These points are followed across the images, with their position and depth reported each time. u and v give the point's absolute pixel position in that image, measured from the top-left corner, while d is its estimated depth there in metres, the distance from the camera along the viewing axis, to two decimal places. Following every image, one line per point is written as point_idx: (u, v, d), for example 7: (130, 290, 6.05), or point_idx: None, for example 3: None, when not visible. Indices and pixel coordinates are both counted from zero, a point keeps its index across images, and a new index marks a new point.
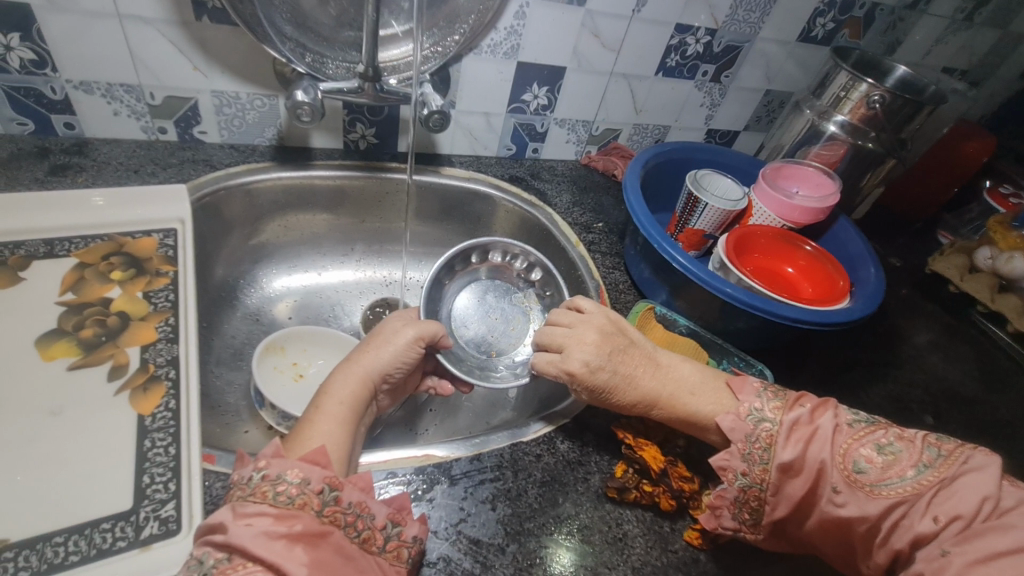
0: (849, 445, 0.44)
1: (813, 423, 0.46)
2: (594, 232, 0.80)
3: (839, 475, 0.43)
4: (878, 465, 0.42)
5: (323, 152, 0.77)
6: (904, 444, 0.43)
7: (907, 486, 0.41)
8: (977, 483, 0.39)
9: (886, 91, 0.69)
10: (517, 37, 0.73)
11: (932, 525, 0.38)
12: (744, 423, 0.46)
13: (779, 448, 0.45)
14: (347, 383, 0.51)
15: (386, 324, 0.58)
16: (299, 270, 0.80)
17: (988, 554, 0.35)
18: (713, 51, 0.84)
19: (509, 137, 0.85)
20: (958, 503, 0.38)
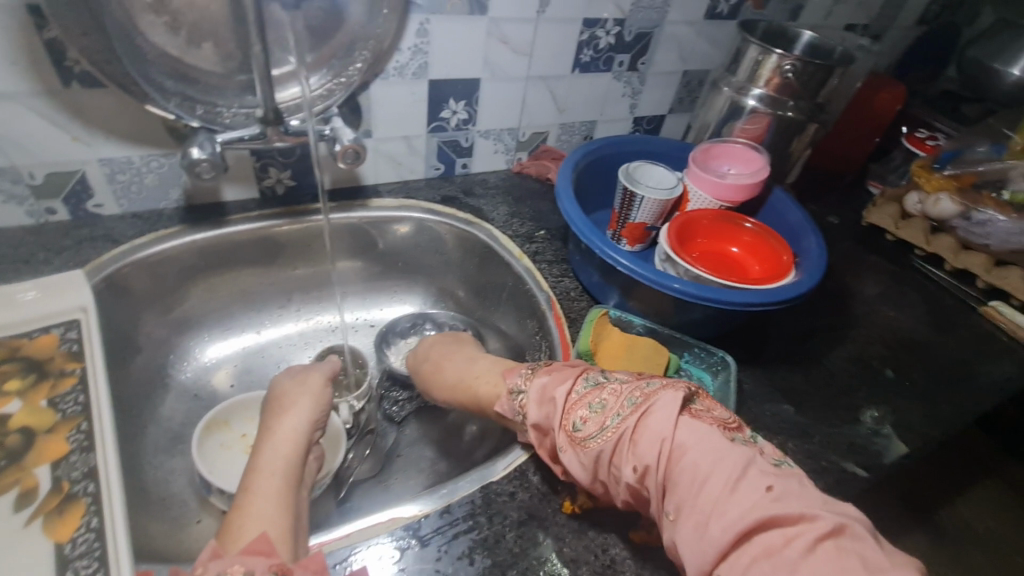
0: (568, 407, 0.44)
1: (554, 390, 0.46)
2: (536, 242, 0.78)
3: (566, 437, 0.44)
4: (589, 423, 0.43)
5: (238, 205, 0.72)
6: (610, 398, 0.44)
7: (607, 437, 0.42)
8: (660, 424, 0.40)
9: (797, 60, 0.70)
10: (423, 56, 0.70)
11: (635, 473, 0.40)
12: (512, 402, 0.49)
13: (530, 412, 0.47)
14: (275, 454, 0.49)
15: (293, 383, 0.57)
16: (235, 333, 0.75)
17: (687, 500, 0.36)
18: (625, 41, 0.83)
19: (435, 157, 0.82)
20: (647, 451, 0.39)
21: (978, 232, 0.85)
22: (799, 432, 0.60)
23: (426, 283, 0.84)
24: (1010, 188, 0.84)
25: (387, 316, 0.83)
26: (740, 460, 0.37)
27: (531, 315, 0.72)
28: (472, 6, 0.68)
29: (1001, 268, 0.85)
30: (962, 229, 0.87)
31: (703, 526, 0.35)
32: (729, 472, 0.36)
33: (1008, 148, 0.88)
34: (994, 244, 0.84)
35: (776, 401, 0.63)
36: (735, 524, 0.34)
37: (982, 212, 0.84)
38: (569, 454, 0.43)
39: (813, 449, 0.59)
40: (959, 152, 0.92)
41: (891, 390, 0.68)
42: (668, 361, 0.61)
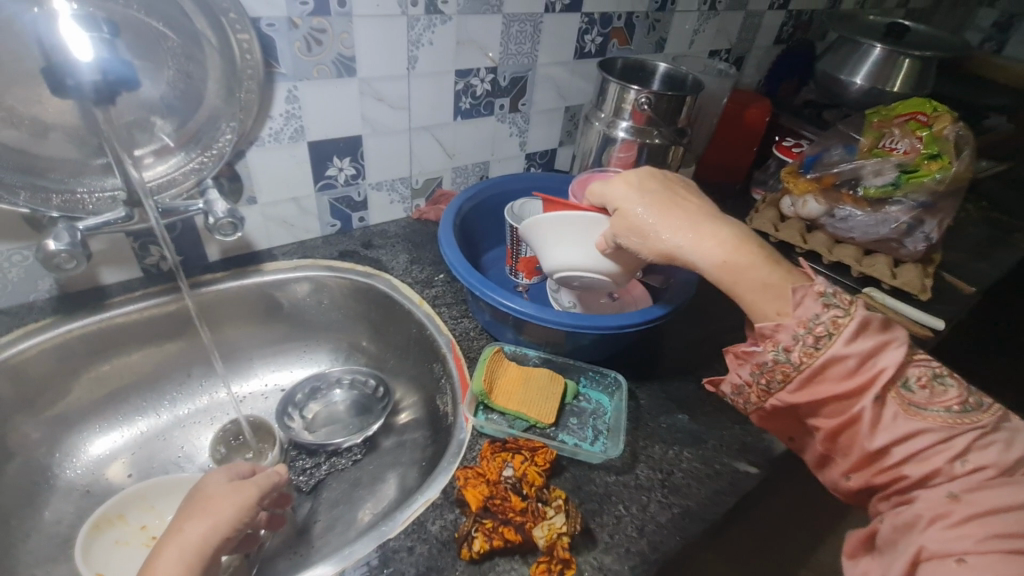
0: (906, 361, 0.46)
1: (886, 334, 0.47)
2: (437, 286, 0.79)
3: (887, 388, 0.45)
4: (927, 389, 0.45)
5: (120, 287, 0.70)
6: (954, 379, 0.46)
7: (939, 415, 0.44)
8: (1005, 446, 0.43)
9: (650, 94, 0.76)
10: (298, 120, 0.71)
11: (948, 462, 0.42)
12: (814, 304, 0.49)
13: (856, 339, 0.46)
14: (174, 560, 0.46)
15: (223, 486, 0.51)
16: (130, 418, 0.72)
17: (980, 510, 0.39)
18: (501, 86, 0.88)
19: (329, 214, 0.83)
20: (990, 453, 0.42)
21: (843, 226, 0.94)
22: (693, 439, 0.63)
23: (335, 338, 0.83)
24: (862, 184, 0.92)
25: (297, 378, 0.82)
26: None
27: (435, 359, 0.73)
28: (339, 69, 0.71)
29: (868, 258, 0.93)
30: (830, 226, 0.96)
31: (970, 536, 0.38)
32: None
33: (858, 148, 0.96)
34: (858, 236, 0.94)
35: (671, 412, 0.66)
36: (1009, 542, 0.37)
37: (843, 209, 0.94)
38: (877, 404, 0.45)
39: (708, 455, 0.61)
40: (819, 156, 1.00)
41: None
42: (565, 388, 0.64)
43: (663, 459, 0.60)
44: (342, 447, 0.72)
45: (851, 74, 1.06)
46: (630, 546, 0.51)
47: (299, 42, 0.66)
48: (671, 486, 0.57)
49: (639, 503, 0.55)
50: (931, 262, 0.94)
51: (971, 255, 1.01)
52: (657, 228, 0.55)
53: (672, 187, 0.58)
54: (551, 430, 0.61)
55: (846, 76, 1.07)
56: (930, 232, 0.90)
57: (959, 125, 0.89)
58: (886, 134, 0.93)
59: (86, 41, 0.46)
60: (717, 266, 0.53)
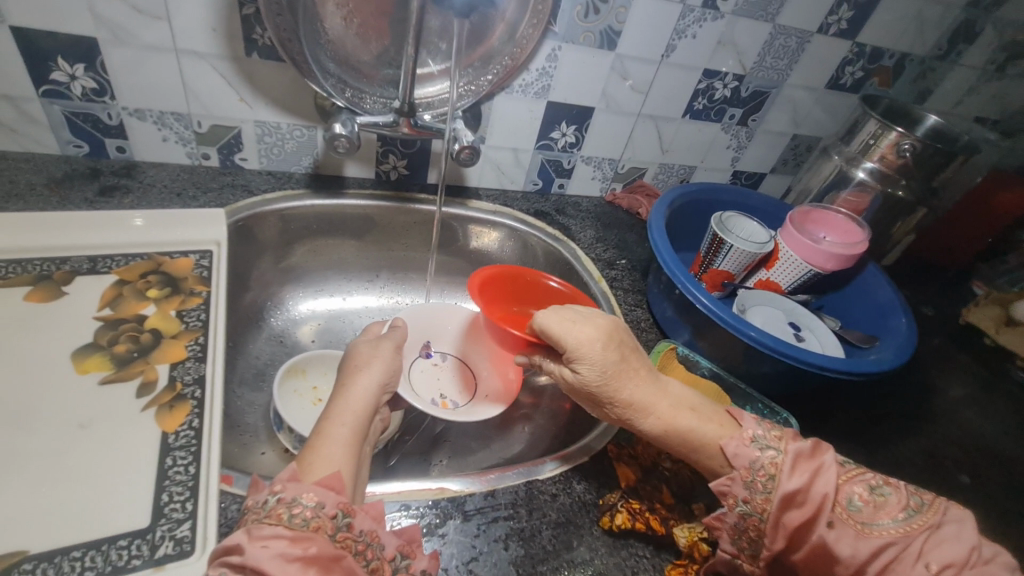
0: (844, 478, 0.43)
1: (815, 458, 0.44)
2: (617, 269, 0.80)
3: (834, 512, 0.41)
4: (870, 504, 0.41)
5: (356, 182, 0.79)
6: (892, 487, 0.43)
7: (897, 529, 0.40)
8: (953, 537, 0.39)
9: (917, 141, 0.69)
10: (548, 78, 0.75)
11: (925, 573, 0.38)
12: (748, 449, 0.45)
13: (784, 478, 0.43)
14: (347, 405, 0.51)
15: (369, 344, 0.58)
16: (325, 293, 0.82)
17: None
18: (740, 96, 0.85)
19: (536, 172, 0.87)
20: (949, 550, 0.38)
21: None
22: None
23: None
24: None
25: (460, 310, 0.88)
26: None
27: None
28: (603, 40, 0.73)
29: None
30: None
31: None
32: None
33: None
34: None
35: None
36: None
37: None
38: (830, 530, 0.41)
39: None
40: None
41: (964, 497, 0.64)
42: (729, 410, 0.61)
43: None
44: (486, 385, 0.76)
45: None
46: None
47: (580, 7, 0.69)
48: None
49: None
50: None
51: None
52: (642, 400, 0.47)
53: (633, 357, 0.48)
54: None
55: None
56: None
57: None
58: None
59: None
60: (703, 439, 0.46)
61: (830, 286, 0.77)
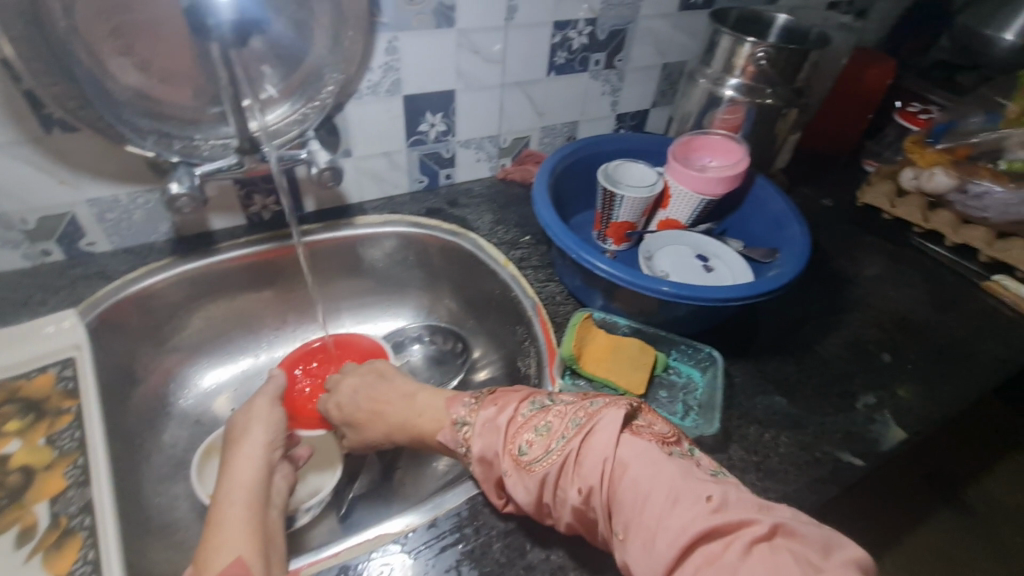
0: (513, 433, 0.45)
1: (501, 416, 0.47)
2: (522, 248, 0.78)
3: (511, 461, 0.45)
4: (535, 445, 0.44)
5: (226, 233, 0.73)
6: (556, 420, 0.45)
7: (551, 458, 0.42)
8: (601, 446, 0.41)
9: (769, 47, 0.69)
10: (395, 72, 0.71)
11: (577, 496, 0.41)
12: (455, 434, 0.49)
13: (475, 443, 0.47)
14: (239, 480, 0.47)
15: (242, 411, 0.55)
16: (233, 358, 0.77)
17: (631, 519, 0.37)
18: (598, 40, 0.83)
19: (417, 170, 0.83)
20: (589, 472, 0.40)
21: (974, 204, 0.83)
22: (792, 423, 0.59)
23: (417, 295, 0.86)
24: (1006, 158, 0.81)
25: (382, 330, 0.85)
26: (672, 479, 0.37)
27: (519, 321, 0.72)
28: (439, 19, 0.69)
29: (1003, 241, 0.83)
30: (959, 203, 0.85)
31: (648, 543, 0.35)
32: (667, 493, 0.37)
33: (1003, 117, 0.85)
34: (993, 216, 0.82)
35: (767, 394, 0.62)
36: (677, 538, 0.34)
37: (978, 183, 0.82)
38: (511, 475, 0.44)
39: (806, 441, 0.57)
40: (953, 125, 0.89)
41: (888, 374, 0.67)
42: (655, 359, 0.62)
43: (758, 442, 0.57)
44: None
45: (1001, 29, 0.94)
46: None
47: None
48: (767, 470, 0.54)
49: None
50: None
51: None
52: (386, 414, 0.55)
53: (380, 388, 0.58)
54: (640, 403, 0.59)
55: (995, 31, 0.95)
56: None
57: None
58: None
59: None
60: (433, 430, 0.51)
61: (728, 207, 0.78)
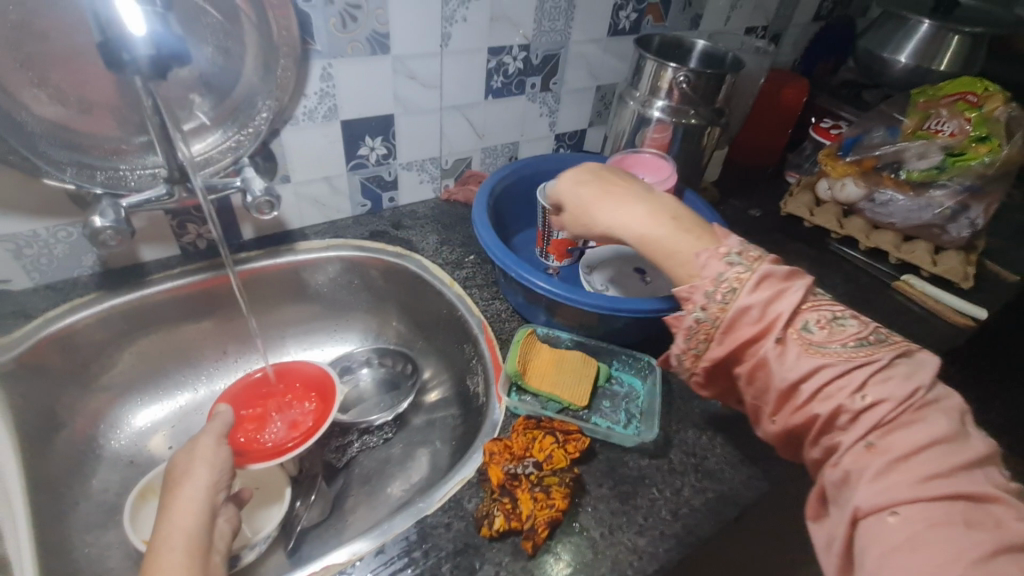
0: (799, 306, 0.45)
1: (786, 282, 0.47)
2: (466, 267, 0.79)
3: (787, 331, 0.45)
4: (825, 328, 0.44)
5: (158, 264, 0.71)
6: (858, 321, 0.45)
7: (843, 352, 0.43)
8: (912, 371, 0.41)
9: (689, 72, 0.74)
10: (331, 98, 0.71)
11: (859, 402, 0.40)
12: (717, 262, 0.48)
13: (743, 294, 0.46)
14: (178, 528, 0.45)
15: (185, 449, 0.52)
16: (170, 393, 0.74)
17: (900, 456, 0.37)
18: (533, 64, 0.86)
19: (360, 194, 0.83)
20: (894, 388, 0.40)
21: (883, 211, 0.92)
22: (727, 424, 0.62)
23: (363, 318, 0.85)
24: (905, 167, 0.90)
25: (329, 355, 0.84)
26: (977, 451, 0.37)
27: (466, 340, 0.73)
28: (374, 46, 0.70)
29: (908, 244, 0.91)
30: (869, 211, 0.94)
31: (891, 489, 0.36)
32: (965, 456, 0.37)
33: (901, 131, 0.93)
34: (898, 221, 0.91)
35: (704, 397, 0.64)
36: (948, 491, 0.35)
37: (883, 192, 0.91)
38: (779, 348, 0.44)
39: (740, 440, 0.60)
40: (858, 138, 0.97)
41: None
42: (598, 370, 0.64)
43: (696, 444, 0.59)
44: (374, 425, 0.75)
45: (895, 52, 1.04)
46: (665, 528, 0.51)
47: (334, 18, 0.65)
48: (705, 470, 0.57)
49: (673, 487, 0.55)
50: (974, 248, 0.91)
51: (1012, 241, 1.00)
52: (596, 214, 0.55)
53: (615, 182, 0.57)
54: (584, 414, 0.61)
55: (890, 54, 1.05)
56: (976, 218, 0.87)
57: (1012, 106, 0.86)
58: (932, 114, 0.90)
59: (140, 15, 0.46)
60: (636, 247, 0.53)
61: None
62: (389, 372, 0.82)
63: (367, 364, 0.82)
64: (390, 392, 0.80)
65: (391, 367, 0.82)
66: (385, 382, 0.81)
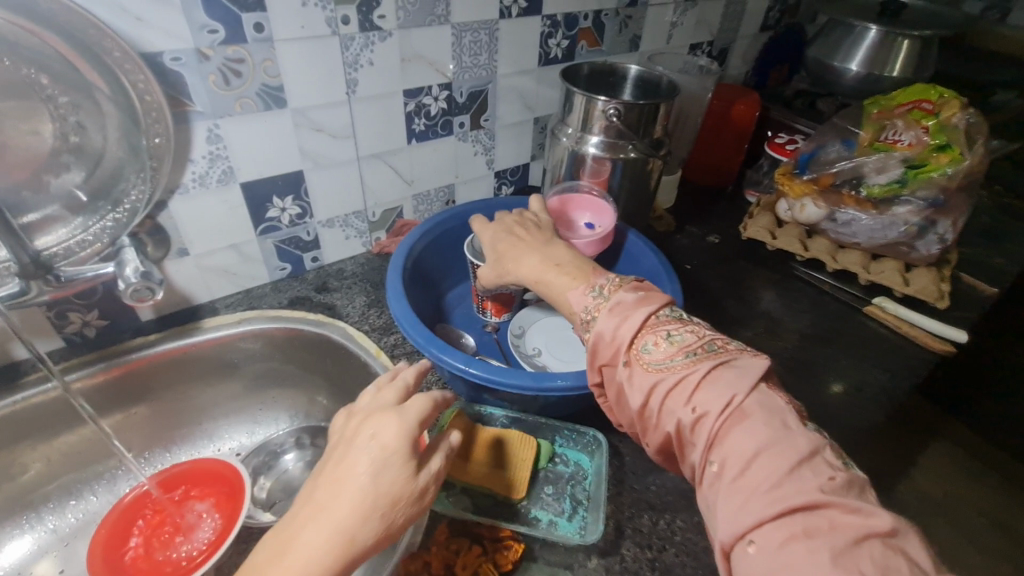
0: (639, 326, 0.43)
1: (635, 307, 0.45)
2: (396, 332, 0.72)
3: (628, 352, 0.43)
4: (661, 345, 0.42)
5: (38, 361, 0.62)
6: (693, 332, 0.42)
7: (676, 366, 0.40)
8: (736, 378, 0.39)
9: (620, 104, 0.68)
10: (225, 160, 0.64)
11: (691, 415, 0.39)
12: (586, 298, 0.48)
13: (599, 321, 0.45)
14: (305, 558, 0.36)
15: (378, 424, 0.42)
16: (60, 509, 0.65)
17: (737, 470, 0.35)
18: (458, 102, 0.79)
19: (276, 258, 0.76)
20: (716, 397, 0.38)
21: (846, 231, 0.86)
22: (688, 503, 0.54)
23: (291, 395, 0.77)
24: (865, 184, 0.84)
25: (252, 440, 0.75)
26: (802, 446, 0.35)
27: None
28: (267, 101, 0.63)
29: (877, 263, 0.85)
30: (832, 231, 0.88)
31: (740, 502, 0.34)
32: (792, 455, 0.35)
33: (857, 143, 0.87)
34: (863, 240, 0.85)
35: (661, 471, 0.56)
36: (780, 501, 0.33)
37: (845, 212, 0.85)
38: (624, 371, 0.43)
39: (704, 521, 0.52)
40: (814, 154, 0.91)
41: None
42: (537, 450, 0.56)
43: (652, 533, 0.51)
44: None
45: (845, 60, 0.99)
46: None
47: (213, 75, 0.58)
48: (662, 567, 0.49)
49: None
50: (947, 263, 0.86)
51: (988, 249, 0.94)
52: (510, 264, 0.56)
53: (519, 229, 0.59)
54: (522, 505, 0.52)
55: (840, 63, 1.00)
56: (944, 233, 0.82)
57: (970, 112, 0.80)
58: (888, 125, 0.85)
59: None
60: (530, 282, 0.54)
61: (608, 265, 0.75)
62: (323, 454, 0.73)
63: (296, 447, 0.74)
64: None
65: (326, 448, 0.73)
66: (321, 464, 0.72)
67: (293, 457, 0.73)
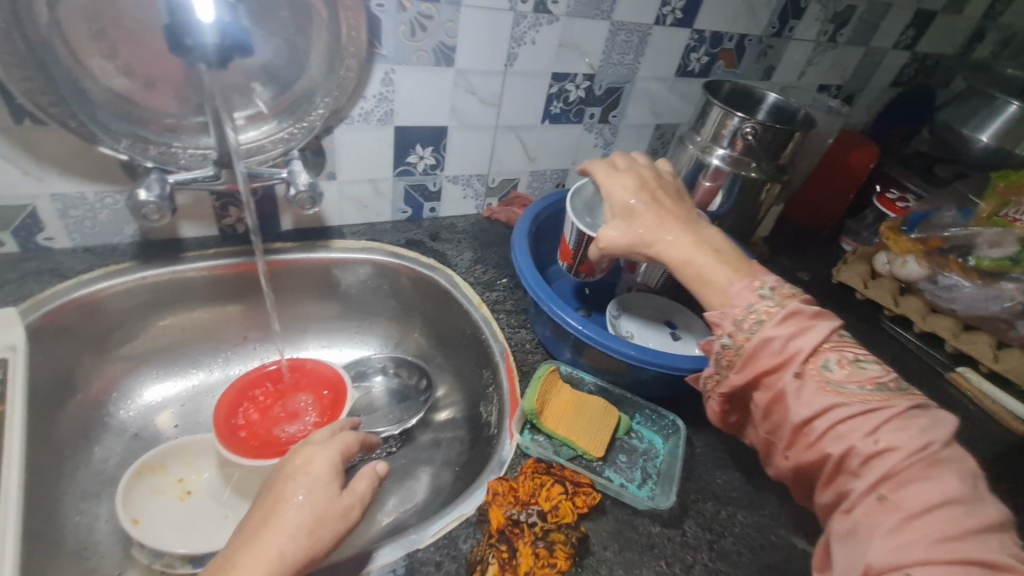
0: (824, 345, 0.43)
1: (812, 321, 0.45)
2: (497, 290, 0.77)
3: (806, 366, 0.43)
4: (845, 368, 0.42)
5: (196, 242, 0.71)
6: (877, 367, 0.43)
7: (860, 395, 0.41)
8: (926, 427, 0.39)
9: (757, 125, 0.71)
10: (389, 103, 0.71)
11: (869, 445, 0.39)
12: (750, 292, 0.47)
13: (769, 325, 0.45)
14: (286, 516, 0.44)
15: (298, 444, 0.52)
16: (183, 374, 0.74)
17: (911, 511, 0.36)
18: (595, 95, 0.84)
19: (402, 200, 0.83)
20: (902, 436, 0.39)
21: (944, 295, 0.85)
22: (750, 503, 0.57)
23: (387, 325, 0.84)
24: (975, 254, 0.83)
25: (344, 357, 0.83)
26: (985, 511, 0.36)
27: (486, 365, 0.71)
28: (438, 57, 0.69)
29: (967, 334, 0.84)
30: (928, 292, 0.87)
31: (906, 540, 0.35)
32: (978, 516, 0.35)
33: (975, 214, 0.87)
34: (960, 308, 0.84)
35: (728, 468, 0.60)
36: (961, 552, 0.33)
37: (948, 276, 0.84)
38: (796, 382, 0.43)
39: (764, 522, 0.56)
40: (927, 215, 0.91)
41: None
42: (618, 421, 0.60)
43: (713, 519, 0.55)
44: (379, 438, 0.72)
45: (976, 130, 0.98)
46: None
47: (404, 25, 0.65)
48: (719, 551, 0.52)
49: (683, 563, 0.51)
50: None
51: None
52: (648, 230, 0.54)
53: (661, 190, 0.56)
54: (598, 465, 0.58)
55: (970, 132, 0.99)
56: None
57: None
58: (1012, 202, 0.83)
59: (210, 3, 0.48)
60: (675, 262, 0.52)
61: None
62: (405, 384, 0.80)
63: (382, 372, 0.81)
64: (401, 403, 0.78)
65: (409, 380, 0.81)
66: (401, 393, 0.80)
67: (379, 380, 0.81)
